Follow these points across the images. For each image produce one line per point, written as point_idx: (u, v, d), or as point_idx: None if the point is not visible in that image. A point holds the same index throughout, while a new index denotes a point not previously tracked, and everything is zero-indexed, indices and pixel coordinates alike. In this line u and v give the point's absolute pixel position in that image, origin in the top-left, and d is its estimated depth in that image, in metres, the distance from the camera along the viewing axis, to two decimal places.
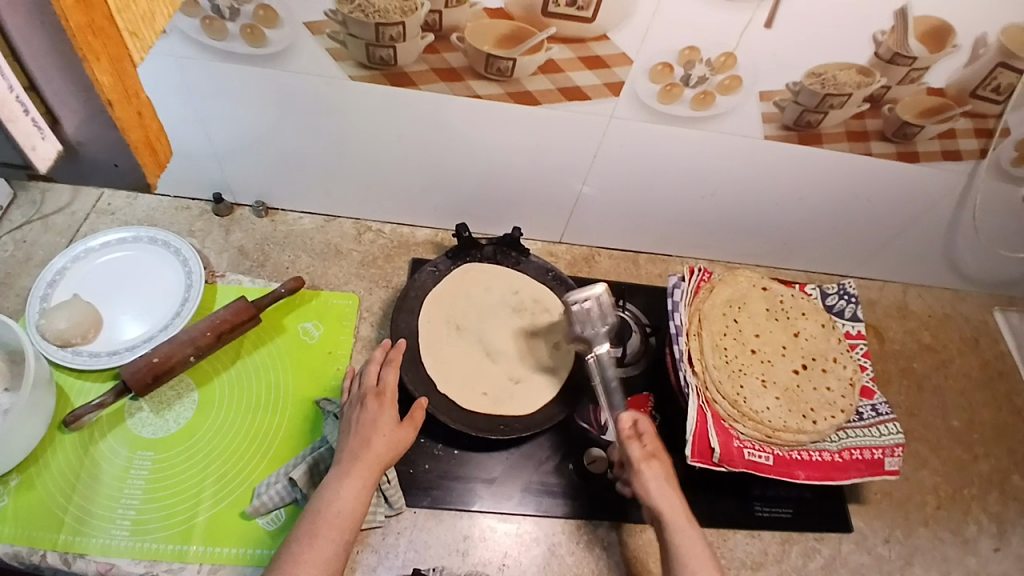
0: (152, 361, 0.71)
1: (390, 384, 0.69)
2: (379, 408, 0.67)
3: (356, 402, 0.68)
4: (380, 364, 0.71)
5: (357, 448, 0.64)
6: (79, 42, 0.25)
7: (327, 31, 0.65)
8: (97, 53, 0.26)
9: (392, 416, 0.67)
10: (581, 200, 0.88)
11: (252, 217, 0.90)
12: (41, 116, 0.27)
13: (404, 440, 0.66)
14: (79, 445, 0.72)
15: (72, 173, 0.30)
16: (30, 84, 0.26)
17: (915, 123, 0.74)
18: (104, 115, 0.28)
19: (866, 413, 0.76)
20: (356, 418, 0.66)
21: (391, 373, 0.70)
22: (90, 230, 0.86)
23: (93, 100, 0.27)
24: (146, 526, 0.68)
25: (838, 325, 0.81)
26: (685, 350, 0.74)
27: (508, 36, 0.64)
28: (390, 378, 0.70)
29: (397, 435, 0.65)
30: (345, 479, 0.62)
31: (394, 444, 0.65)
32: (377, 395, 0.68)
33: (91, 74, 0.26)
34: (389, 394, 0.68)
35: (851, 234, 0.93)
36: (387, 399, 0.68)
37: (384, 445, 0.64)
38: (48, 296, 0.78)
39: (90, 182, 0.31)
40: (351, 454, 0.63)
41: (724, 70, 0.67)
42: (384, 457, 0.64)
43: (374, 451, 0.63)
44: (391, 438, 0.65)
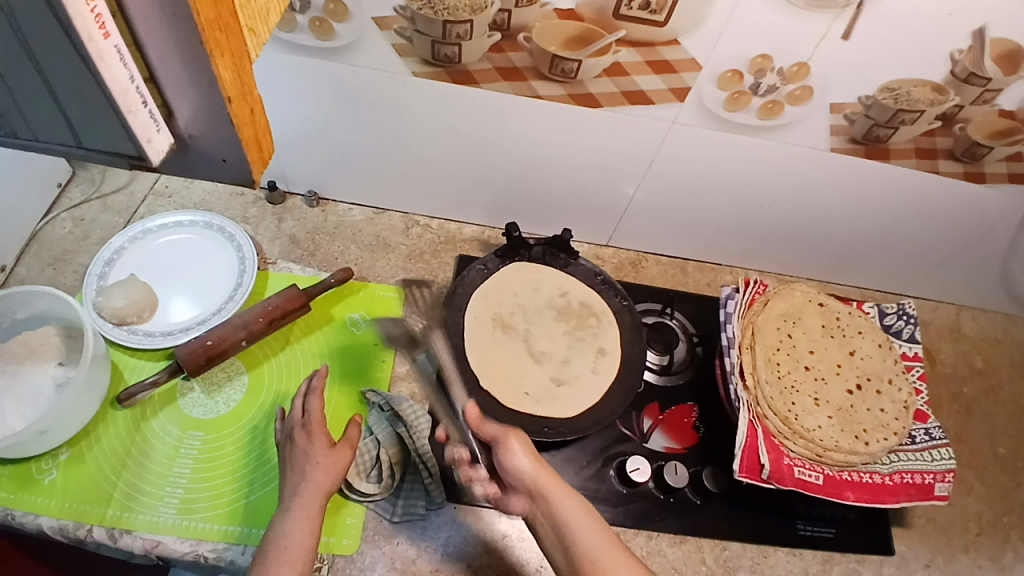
0: (206, 343, 0.73)
1: (316, 413, 0.69)
2: (310, 438, 0.67)
3: (287, 440, 0.68)
4: (304, 394, 0.71)
5: (297, 482, 0.63)
6: (207, 38, 0.25)
7: (394, 26, 0.65)
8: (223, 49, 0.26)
9: (323, 443, 0.66)
10: (633, 204, 0.87)
11: (304, 206, 0.91)
12: (159, 109, 0.28)
13: (342, 462, 0.65)
14: (131, 422, 0.73)
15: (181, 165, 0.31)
16: (149, 77, 0.27)
17: (985, 144, 0.72)
18: (221, 111, 0.28)
19: (919, 437, 0.74)
20: (291, 453, 0.66)
21: (316, 401, 0.70)
22: (146, 211, 0.88)
23: (214, 97, 0.27)
24: (193, 505, 0.69)
25: (894, 345, 0.79)
26: (737, 363, 0.73)
27: (576, 38, 0.64)
28: (313, 406, 0.69)
29: (333, 459, 0.65)
30: (290, 513, 0.61)
31: (332, 470, 0.65)
32: (304, 427, 0.68)
33: (214, 71, 0.26)
34: (315, 421, 0.68)
35: (907, 252, 0.91)
36: (316, 429, 0.68)
37: (322, 472, 0.64)
38: (106, 273, 0.79)
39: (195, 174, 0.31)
40: (292, 489, 0.63)
41: (796, 79, 0.66)
42: (327, 484, 0.63)
43: (312, 481, 0.63)
44: (328, 465, 0.65)
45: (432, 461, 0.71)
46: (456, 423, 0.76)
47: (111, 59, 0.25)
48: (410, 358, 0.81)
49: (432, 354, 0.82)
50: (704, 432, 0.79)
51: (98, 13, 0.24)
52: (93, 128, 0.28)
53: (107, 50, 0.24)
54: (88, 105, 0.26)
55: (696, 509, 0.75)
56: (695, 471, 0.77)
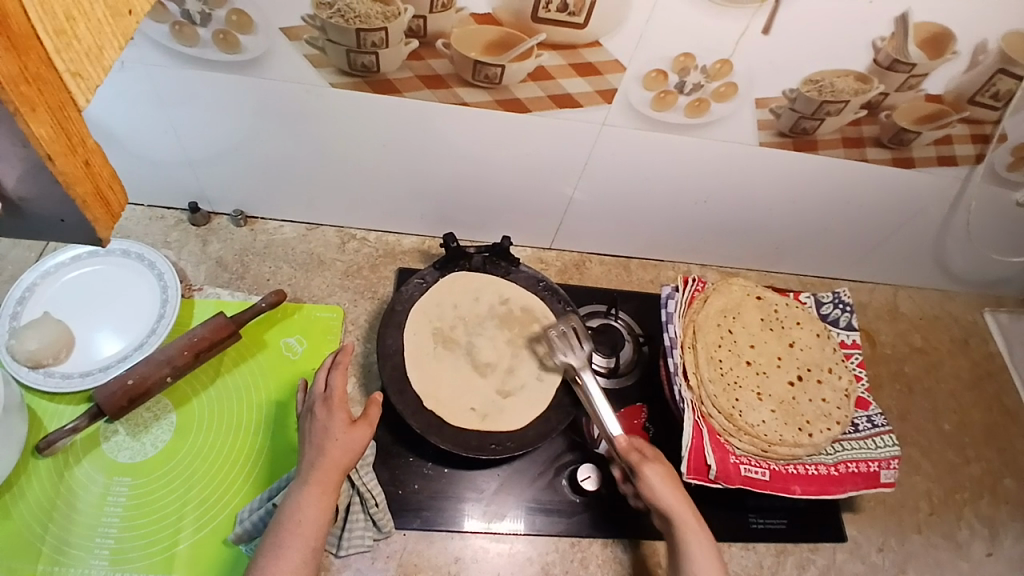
0: (128, 383, 0.68)
1: (339, 388, 0.67)
2: (330, 413, 0.65)
3: (306, 414, 0.67)
4: (327, 370, 0.69)
5: (314, 457, 0.62)
6: (9, 95, 0.20)
7: (304, 37, 0.62)
8: (35, 105, 0.21)
9: (343, 419, 0.65)
10: (572, 206, 0.86)
11: (231, 226, 0.87)
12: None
13: (360, 439, 0.64)
14: (52, 472, 0.69)
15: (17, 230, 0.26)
16: None
17: (911, 130, 0.73)
18: (42, 171, 0.23)
19: (862, 424, 0.75)
20: (309, 427, 0.65)
21: (338, 376, 0.68)
22: (59, 242, 0.82)
23: (29, 156, 0.22)
24: (126, 556, 0.65)
25: (833, 334, 0.80)
26: (680, 364, 0.72)
27: (496, 42, 0.62)
28: (336, 381, 0.67)
29: (352, 434, 0.64)
30: (306, 488, 0.60)
31: (351, 446, 0.64)
32: (325, 401, 0.66)
33: (26, 130, 0.22)
34: (336, 396, 0.66)
35: (844, 238, 0.92)
36: (336, 404, 0.66)
37: (340, 448, 0.62)
38: (17, 313, 0.74)
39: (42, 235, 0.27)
40: (310, 463, 0.62)
41: (719, 77, 0.65)
42: (344, 460, 0.63)
43: (331, 456, 0.62)
44: (347, 440, 0.63)
45: (375, 489, 0.68)
46: (401, 445, 0.74)
47: None
48: (351, 380, 0.78)
49: (374, 374, 0.79)
50: (654, 433, 0.79)
51: None
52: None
53: None
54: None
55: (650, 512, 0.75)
56: None
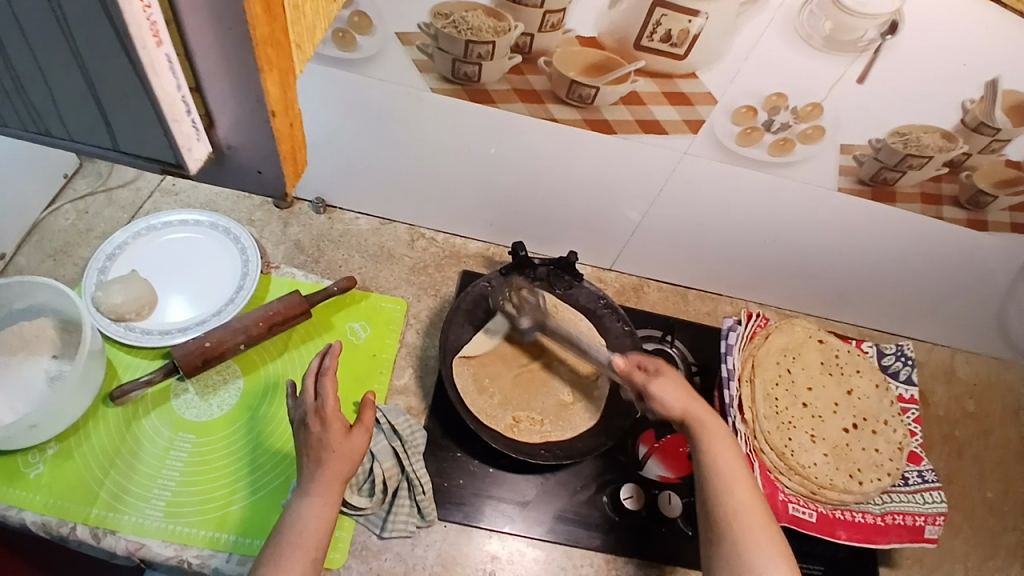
0: (204, 345, 0.72)
1: (329, 397, 0.66)
2: (324, 425, 0.64)
3: (300, 423, 0.66)
4: (316, 375, 0.68)
5: (312, 470, 0.63)
6: (259, 54, 0.24)
7: (416, 42, 0.65)
8: (272, 64, 0.25)
9: (339, 430, 0.64)
10: (638, 230, 0.88)
11: (310, 212, 0.91)
12: (201, 118, 0.26)
13: (358, 446, 0.64)
14: (121, 420, 0.72)
15: (217, 175, 0.29)
16: (196, 86, 0.25)
17: (989, 193, 0.73)
18: (264, 126, 0.27)
19: (912, 479, 0.74)
20: (303, 442, 0.64)
21: (327, 383, 0.66)
22: (151, 208, 0.87)
23: (258, 111, 0.26)
24: (181, 510, 0.68)
25: (891, 386, 0.80)
26: (736, 396, 0.73)
27: (597, 64, 0.65)
28: (326, 388, 0.66)
29: (349, 446, 0.64)
30: (307, 498, 0.61)
31: (348, 456, 0.64)
32: (318, 414, 0.65)
33: (262, 86, 0.25)
34: (329, 406, 0.65)
35: (905, 294, 0.92)
36: (329, 416, 0.65)
37: (338, 461, 0.62)
38: (106, 268, 0.79)
39: (229, 185, 0.30)
40: (309, 475, 0.62)
41: (808, 119, 0.67)
42: (344, 471, 0.63)
43: (330, 470, 0.62)
44: (343, 453, 0.63)
45: (425, 477, 0.71)
46: (451, 439, 0.75)
47: (162, 68, 0.23)
48: (408, 371, 0.81)
49: (430, 368, 0.81)
50: None
51: (154, 22, 0.22)
52: (135, 128, 0.26)
53: (158, 59, 0.23)
54: (131, 110, 0.25)
55: (687, 541, 0.73)
56: (689, 501, 0.76)
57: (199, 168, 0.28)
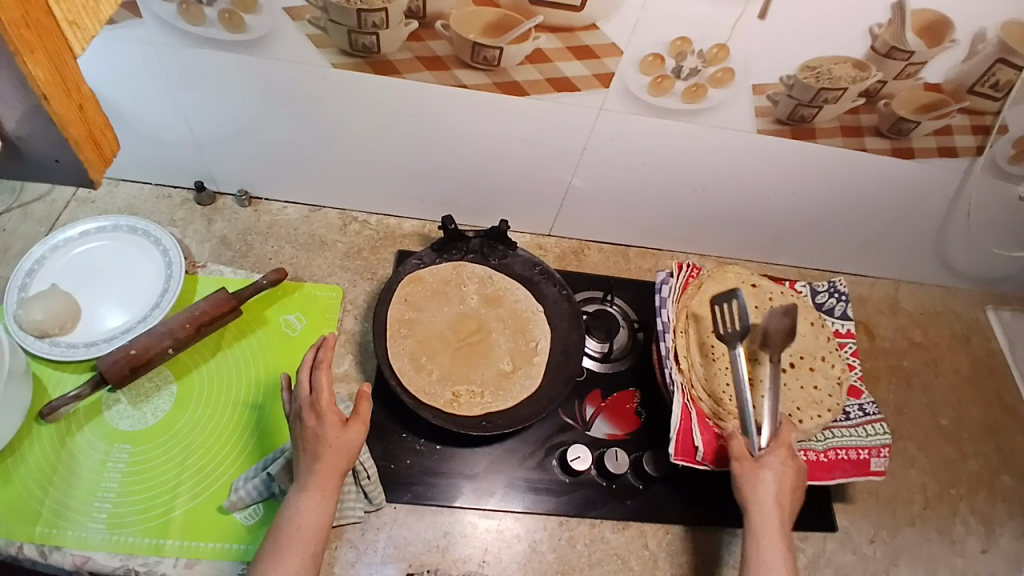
0: (130, 352, 0.70)
1: (325, 390, 0.64)
2: (321, 419, 0.63)
3: (295, 417, 0.64)
4: (309, 370, 0.66)
5: (310, 464, 0.62)
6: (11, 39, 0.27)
7: (307, 16, 0.63)
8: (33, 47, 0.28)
9: (335, 423, 0.63)
10: (570, 193, 0.87)
11: (235, 206, 0.88)
12: None
13: (356, 439, 0.63)
14: (55, 437, 0.71)
15: (14, 165, 0.33)
16: None
17: (911, 119, 0.73)
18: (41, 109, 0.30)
19: (853, 413, 0.75)
20: (299, 435, 0.63)
21: (323, 377, 0.64)
22: (69, 218, 0.84)
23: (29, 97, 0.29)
24: (123, 520, 0.67)
25: (827, 323, 0.80)
26: (672, 348, 0.73)
27: (495, 24, 0.63)
28: (321, 383, 0.64)
29: (346, 440, 0.62)
30: (306, 492, 0.61)
31: (344, 449, 0.63)
32: (314, 408, 0.63)
33: (26, 70, 0.28)
34: (324, 401, 0.63)
35: (843, 230, 0.92)
36: (325, 410, 0.63)
37: (336, 455, 0.61)
38: (26, 285, 0.76)
39: (33, 171, 0.34)
40: (306, 469, 0.62)
41: (716, 62, 0.66)
42: (341, 463, 0.62)
43: (326, 464, 0.61)
44: (341, 447, 0.62)
45: (368, 462, 0.69)
46: (394, 422, 0.75)
47: None
48: (348, 357, 0.80)
49: (371, 352, 0.80)
50: (647, 418, 0.79)
51: None
52: None
53: None
54: None
55: (637, 494, 0.75)
56: (637, 457, 0.77)
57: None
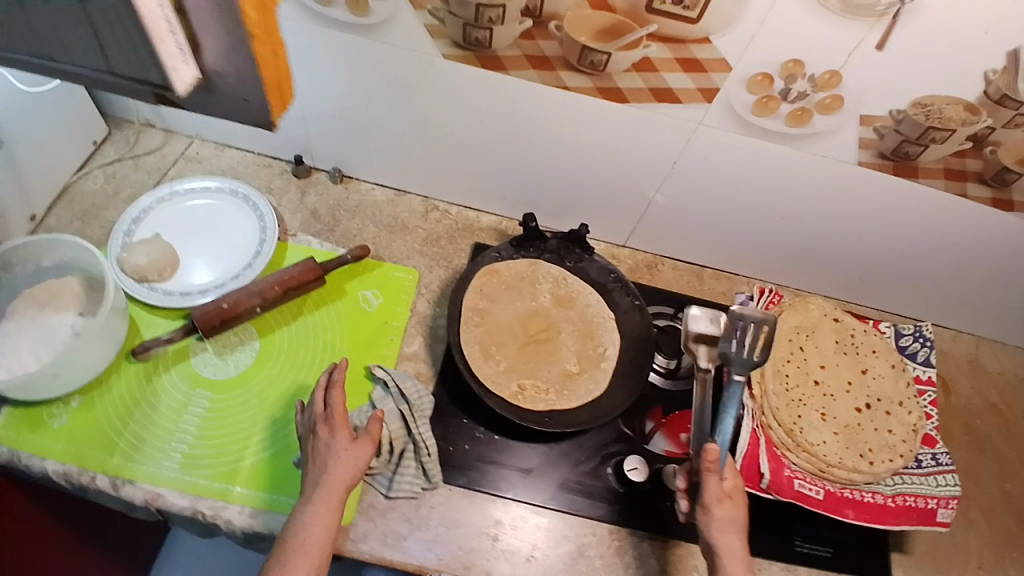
0: (221, 306, 0.74)
1: (338, 406, 0.67)
2: (332, 432, 0.65)
3: (310, 432, 0.67)
4: (325, 387, 0.69)
5: (317, 477, 0.63)
6: None
7: (427, 6, 0.66)
8: None
9: (345, 438, 0.65)
10: (652, 206, 0.87)
11: (327, 182, 0.92)
12: (186, 41, 0.30)
13: (364, 456, 0.65)
14: (142, 375, 0.75)
15: (205, 100, 0.33)
16: (179, 7, 0.28)
17: (1014, 171, 0.70)
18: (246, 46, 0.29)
19: (926, 461, 0.72)
20: (312, 448, 0.65)
21: (338, 394, 0.68)
22: (175, 174, 0.89)
23: (238, 32, 0.29)
24: (195, 462, 0.70)
25: (908, 368, 0.77)
26: (744, 371, 0.72)
27: (609, 29, 0.64)
28: (334, 399, 0.68)
29: (355, 454, 0.64)
30: (312, 506, 0.62)
31: (353, 464, 0.64)
32: (326, 421, 0.66)
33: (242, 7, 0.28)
34: (337, 415, 0.66)
35: (930, 277, 0.89)
36: (337, 423, 0.66)
37: (342, 467, 0.63)
38: (131, 230, 0.81)
39: (222, 111, 0.33)
40: (313, 482, 0.63)
41: (827, 88, 0.65)
42: (347, 478, 0.63)
43: (333, 476, 0.62)
44: (349, 460, 0.64)
45: (430, 440, 0.72)
46: (457, 406, 0.76)
47: None
48: (417, 338, 0.82)
49: (440, 337, 0.82)
50: None
51: None
52: (121, 36, 0.29)
53: None
54: (117, 24, 0.29)
55: None
56: None
57: (188, 90, 0.32)
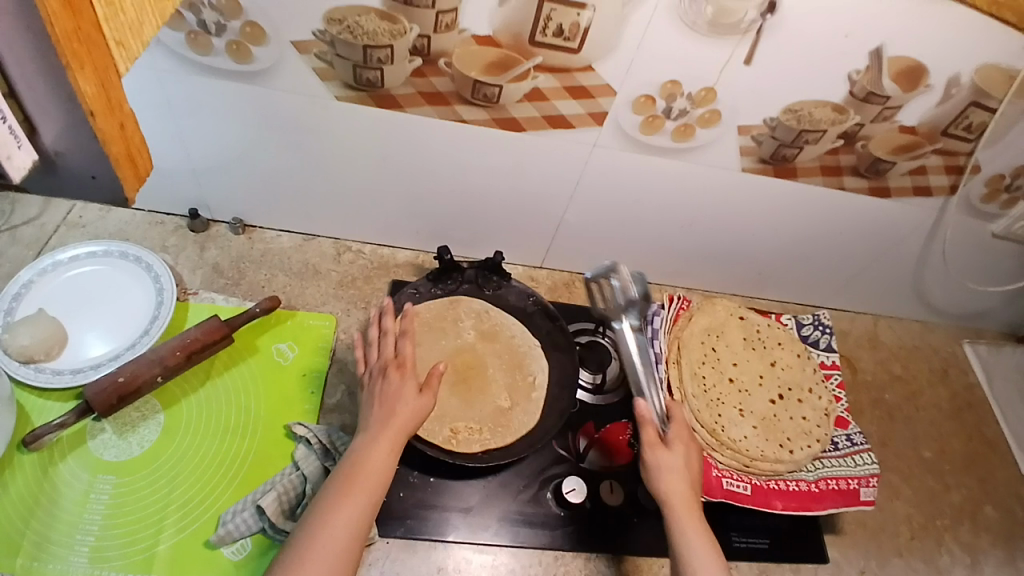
0: (118, 380, 0.69)
1: (407, 354, 0.68)
2: (399, 376, 0.66)
3: (375, 376, 0.67)
4: (394, 337, 0.70)
5: (381, 415, 0.63)
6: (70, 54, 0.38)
7: (314, 50, 0.65)
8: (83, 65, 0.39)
9: (413, 385, 0.66)
10: (563, 227, 0.89)
11: (229, 234, 0.88)
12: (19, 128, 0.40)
13: (428, 405, 0.65)
14: (36, 467, 0.68)
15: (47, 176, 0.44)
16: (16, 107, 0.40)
17: (887, 160, 0.77)
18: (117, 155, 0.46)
19: (841, 443, 0.77)
20: (375, 390, 0.66)
21: (407, 345, 0.69)
22: (57, 242, 0.83)
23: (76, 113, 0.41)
24: (104, 554, 0.64)
25: (812, 355, 0.82)
26: (665, 378, 0.74)
27: (497, 62, 0.65)
28: (405, 347, 0.68)
29: (419, 401, 0.65)
30: (373, 441, 0.61)
31: (418, 412, 0.65)
32: (396, 366, 0.67)
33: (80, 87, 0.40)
34: (406, 362, 0.67)
35: (823, 266, 0.95)
36: (404, 370, 0.67)
37: (408, 411, 0.64)
38: (13, 308, 0.74)
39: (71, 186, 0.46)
40: (377, 421, 0.63)
41: (705, 104, 0.69)
42: (410, 423, 0.63)
43: (398, 417, 0.63)
44: (414, 405, 0.64)
45: None
46: None
47: None
48: (341, 387, 0.79)
49: None
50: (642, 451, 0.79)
51: None
52: None
53: None
54: None
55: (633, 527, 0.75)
56: (630, 488, 0.77)
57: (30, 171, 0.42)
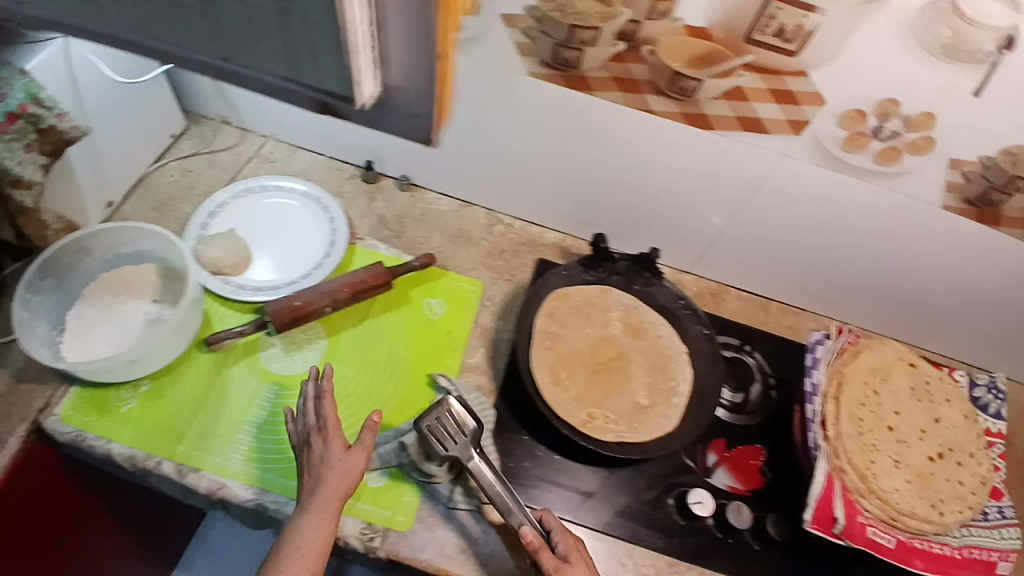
0: (294, 304, 0.75)
1: (329, 414, 0.65)
2: (326, 441, 0.63)
3: (302, 441, 0.65)
4: (314, 395, 0.67)
5: (311, 487, 0.61)
6: None
7: (521, 25, 0.66)
8: None
9: (341, 446, 0.63)
10: (722, 234, 0.87)
11: (395, 188, 0.93)
12: None
13: (360, 464, 0.62)
14: (212, 366, 0.75)
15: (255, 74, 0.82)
16: None
17: None
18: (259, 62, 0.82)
19: (991, 513, 0.71)
20: (307, 457, 0.64)
21: (328, 403, 0.66)
22: (249, 172, 0.90)
23: None
24: (261, 455, 0.70)
25: (980, 419, 0.76)
26: (819, 412, 0.71)
27: (702, 56, 0.64)
28: (327, 408, 0.65)
29: (349, 464, 0.62)
30: (306, 513, 0.60)
31: (349, 474, 0.62)
32: (319, 430, 0.64)
33: None
34: (330, 424, 0.64)
35: (997, 324, 0.87)
36: (332, 433, 0.64)
37: (337, 477, 0.61)
38: (207, 224, 0.82)
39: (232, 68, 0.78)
40: (306, 492, 0.61)
41: (919, 129, 0.64)
42: (344, 487, 0.61)
43: (330, 486, 0.61)
44: (343, 470, 0.62)
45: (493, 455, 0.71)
46: (519, 423, 0.76)
47: None
48: (480, 351, 0.82)
49: (504, 350, 0.82)
50: (775, 480, 0.77)
51: None
52: None
53: None
54: None
55: (753, 555, 0.72)
56: (758, 515, 0.74)
57: None
